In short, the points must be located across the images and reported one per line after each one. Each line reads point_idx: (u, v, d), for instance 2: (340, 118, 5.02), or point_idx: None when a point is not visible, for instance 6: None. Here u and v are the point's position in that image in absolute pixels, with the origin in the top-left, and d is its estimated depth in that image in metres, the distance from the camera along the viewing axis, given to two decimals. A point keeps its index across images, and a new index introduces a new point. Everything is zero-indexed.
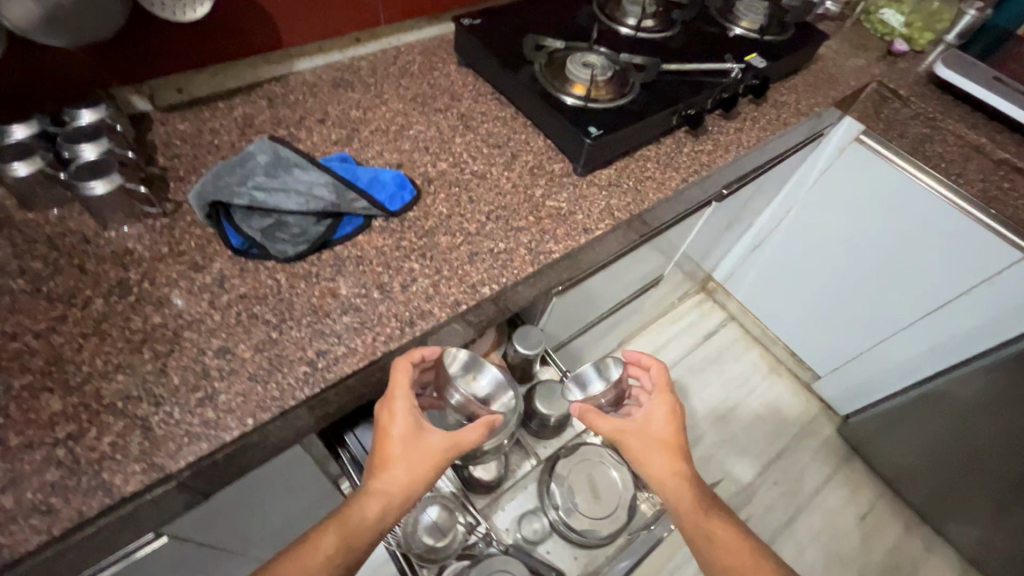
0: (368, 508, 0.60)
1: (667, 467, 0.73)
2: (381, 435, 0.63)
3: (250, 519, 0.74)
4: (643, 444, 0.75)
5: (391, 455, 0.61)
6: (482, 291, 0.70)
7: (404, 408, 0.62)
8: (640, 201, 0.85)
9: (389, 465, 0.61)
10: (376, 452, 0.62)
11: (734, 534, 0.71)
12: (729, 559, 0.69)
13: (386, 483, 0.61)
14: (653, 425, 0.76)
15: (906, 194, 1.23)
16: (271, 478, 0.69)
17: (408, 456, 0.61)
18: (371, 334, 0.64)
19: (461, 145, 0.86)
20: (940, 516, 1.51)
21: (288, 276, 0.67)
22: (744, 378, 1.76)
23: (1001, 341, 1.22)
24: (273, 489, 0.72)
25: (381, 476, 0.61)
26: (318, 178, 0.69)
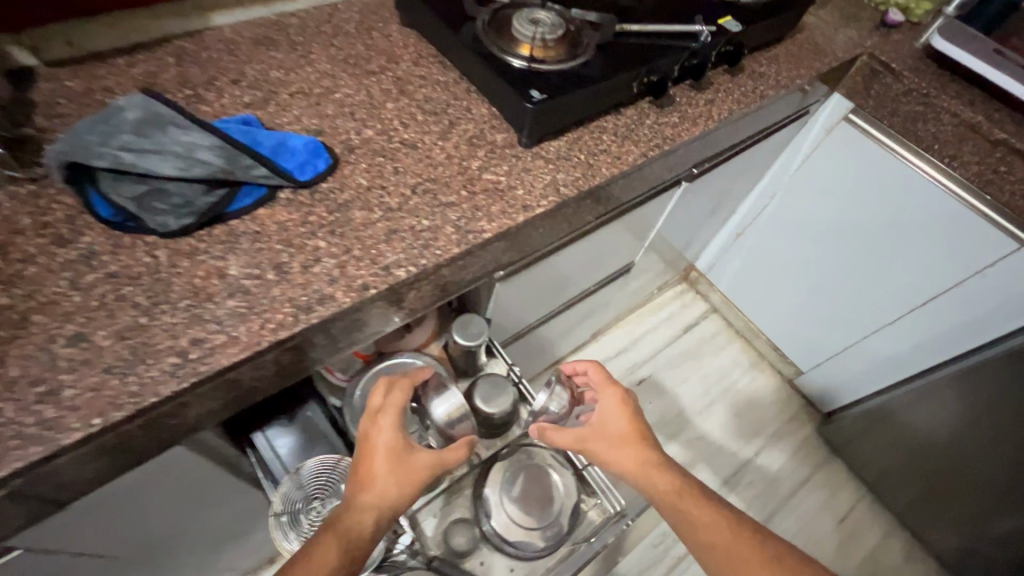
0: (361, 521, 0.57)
1: (632, 458, 0.71)
2: (365, 451, 0.62)
3: (141, 526, 0.67)
4: (604, 444, 0.73)
5: (380, 469, 0.60)
6: (396, 274, 0.61)
7: (393, 424, 0.62)
8: (591, 176, 0.76)
9: (378, 479, 0.59)
10: (360, 468, 0.60)
11: (717, 513, 0.66)
12: (718, 538, 0.64)
13: (377, 497, 0.58)
14: (609, 419, 0.74)
15: (896, 179, 1.14)
16: (154, 485, 0.61)
17: (399, 469, 0.60)
18: (259, 321, 0.55)
19: (393, 112, 0.77)
20: (921, 522, 1.44)
21: (171, 252, 0.58)
22: (724, 372, 1.69)
23: (993, 337, 1.14)
24: (164, 495, 0.64)
25: (370, 490, 0.58)
26: (203, 140, 0.60)
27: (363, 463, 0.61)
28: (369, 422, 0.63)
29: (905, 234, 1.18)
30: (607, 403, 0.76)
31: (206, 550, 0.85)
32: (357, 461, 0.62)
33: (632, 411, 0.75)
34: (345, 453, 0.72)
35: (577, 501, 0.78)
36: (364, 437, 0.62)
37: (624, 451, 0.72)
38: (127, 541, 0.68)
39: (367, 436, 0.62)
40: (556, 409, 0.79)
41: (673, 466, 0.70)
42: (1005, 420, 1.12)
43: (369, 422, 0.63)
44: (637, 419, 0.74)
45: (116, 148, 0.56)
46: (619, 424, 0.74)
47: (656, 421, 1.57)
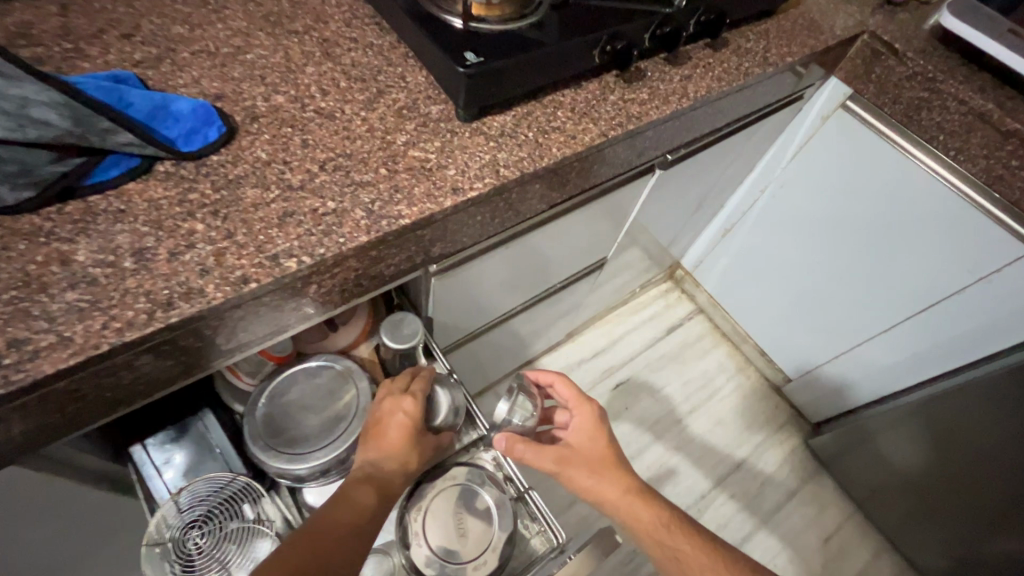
0: (390, 480, 0.59)
1: (617, 487, 0.67)
2: (387, 422, 0.62)
3: (0, 566, 0.57)
4: (587, 467, 0.69)
5: (403, 443, 0.61)
6: (286, 265, 0.51)
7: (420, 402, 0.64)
8: (539, 157, 0.65)
9: (399, 448, 0.61)
10: (379, 438, 0.61)
11: (706, 552, 0.64)
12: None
13: (402, 464, 0.61)
14: (589, 440, 0.71)
15: (894, 173, 1.04)
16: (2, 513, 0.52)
17: (418, 446, 0.62)
18: (101, 319, 0.45)
19: (312, 76, 0.66)
20: (911, 542, 1.33)
21: (6, 234, 0.48)
22: (707, 377, 1.58)
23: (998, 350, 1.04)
24: (17, 521, 0.54)
25: (393, 457, 0.60)
26: (35, 90, 0.47)
27: (381, 434, 0.62)
28: (390, 397, 0.64)
29: (904, 233, 1.07)
30: (583, 422, 0.72)
31: None
32: (370, 432, 0.62)
33: (608, 432, 0.71)
34: (243, 470, 0.63)
35: (514, 528, 0.67)
36: (384, 410, 0.63)
37: (606, 478, 0.68)
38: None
39: (388, 409, 0.63)
40: (520, 422, 0.71)
41: (657, 498, 0.67)
42: (1005, 440, 1.02)
43: (389, 398, 0.64)
44: (613, 442, 0.71)
45: None
46: (598, 447, 0.70)
47: (633, 428, 1.47)
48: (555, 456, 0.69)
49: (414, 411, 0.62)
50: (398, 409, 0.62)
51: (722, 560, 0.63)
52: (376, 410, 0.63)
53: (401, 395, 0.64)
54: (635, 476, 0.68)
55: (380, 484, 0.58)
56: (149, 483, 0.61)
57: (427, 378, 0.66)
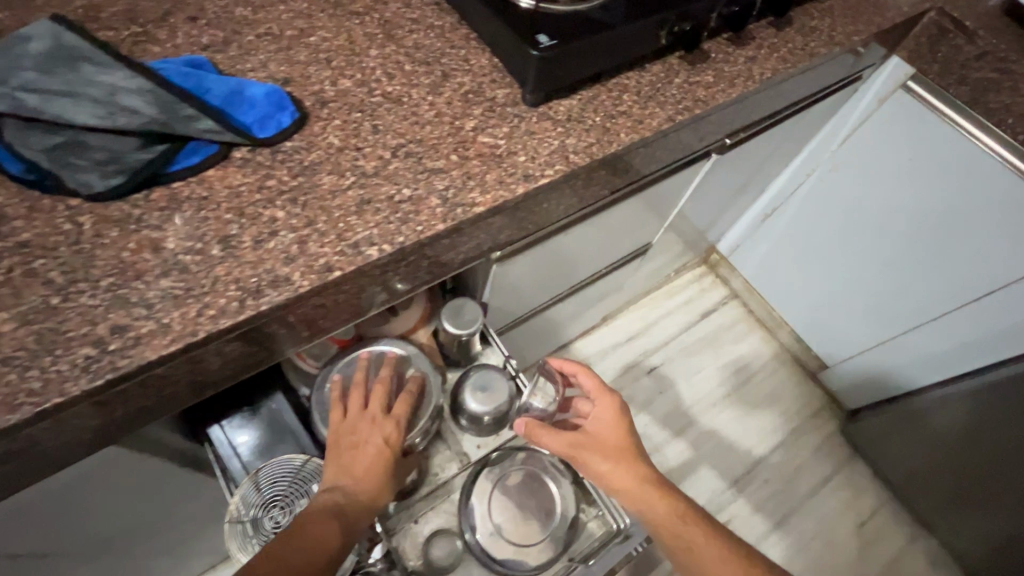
0: (359, 514, 0.57)
1: (632, 475, 0.65)
2: (364, 447, 0.60)
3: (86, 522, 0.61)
4: (601, 455, 0.66)
5: (378, 470, 0.60)
6: (367, 253, 0.51)
7: (398, 430, 0.62)
8: (607, 142, 0.64)
9: (374, 479, 0.59)
10: (356, 464, 0.59)
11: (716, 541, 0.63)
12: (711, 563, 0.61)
13: (374, 493, 0.59)
14: (607, 432, 0.67)
15: (954, 157, 1.01)
16: (94, 479, 0.55)
17: (393, 474, 0.61)
18: (196, 306, 0.46)
19: (376, 60, 0.65)
20: (944, 528, 1.33)
21: (98, 220, 0.48)
22: (742, 362, 1.57)
23: None
24: (108, 488, 0.58)
25: (364, 486, 0.58)
26: (125, 78, 0.48)
27: (355, 461, 0.59)
28: (370, 420, 0.62)
29: (959, 219, 1.05)
30: (603, 413, 0.69)
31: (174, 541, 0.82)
32: (344, 455, 0.60)
33: (629, 424, 0.68)
34: (314, 453, 0.64)
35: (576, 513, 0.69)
36: (363, 433, 0.61)
37: (620, 467, 0.65)
38: (74, 535, 0.61)
39: (368, 434, 0.61)
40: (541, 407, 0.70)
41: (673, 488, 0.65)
42: None
43: (368, 421, 0.62)
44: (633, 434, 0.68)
45: (16, 87, 0.45)
46: (615, 436, 0.67)
47: (667, 412, 1.48)
48: (568, 442, 0.67)
49: (392, 437, 0.61)
50: (379, 435, 0.61)
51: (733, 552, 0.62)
52: (354, 432, 0.61)
53: (382, 419, 0.62)
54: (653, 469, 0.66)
55: (347, 519, 0.56)
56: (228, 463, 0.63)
57: (410, 403, 0.64)
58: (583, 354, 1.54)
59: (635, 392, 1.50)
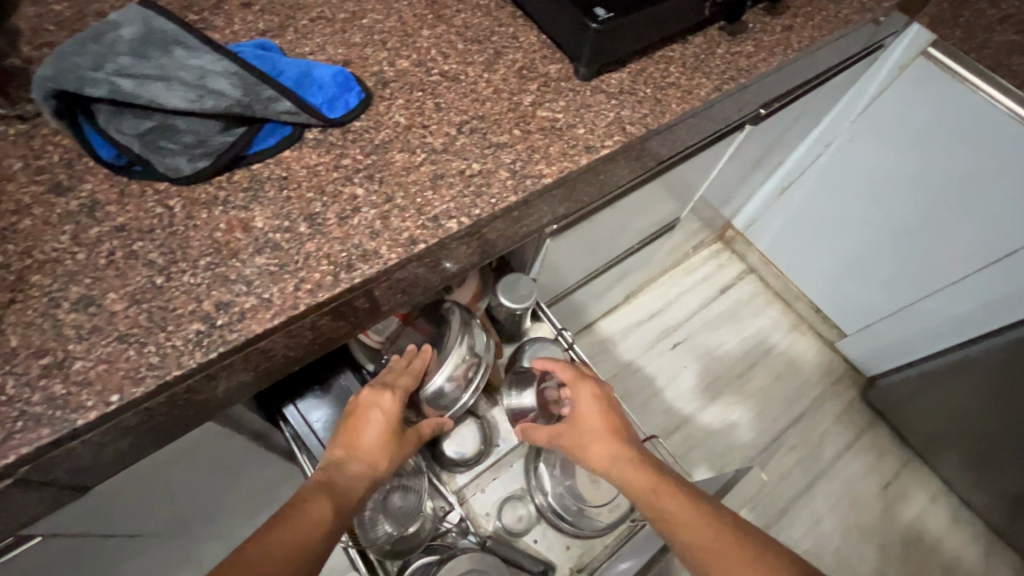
0: (353, 487, 0.54)
1: (605, 452, 0.62)
2: (362, 417, 0.59)
3: (180, 504, 0.63)
4: (579, 438, 0.64)
5: (376, 442, 0.58)
6: (447, 225, 0.53)
7: (398, 399, 0.61)
8: (660, 113, 0.65)
9: (371, 448, 0.58)
10: (352, 436, 0.58)
11: (697, 511, 0.55)
12: (692, 533, 0.53)
13: (370, 464, 0.57)
14: (583, 413, 0.65)
15: (974, 120, 0.99)
16: (179, 462, 0.55)
17: (393, 445, 0.59)
18: (293, 281, 0.47)
19: (429, 40, 0.66)
20: (967, 485, 1.37)
21: (187, 203, 0.49)
22: (762, 335, 1.60)
23: None
24: (201, 469, 0.60)
25: (361, 459, 0.57)
26: (212, 62, 0.49)
27: (355, 430, 0.59)
28: (370, 390, 0.61)
29: (979, 182, 1.03)
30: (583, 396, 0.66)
31: (247, 519, 0.85)
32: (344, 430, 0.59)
33: (610, 405, 0.65)
34: None
35: None
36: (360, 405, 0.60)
37: (596, 446, 0.62)
38: (168, 515, 0.64)
39: (366, 401, 0.60)
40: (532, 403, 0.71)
41: (653, 461, 0.60)
42: None
43: (369, 390, 0.62)
44: (615, 414, 0.65)
45: (113, 73, 0.45)
46: (594, 418, 0.64)
47: (691, 386, 1.51)
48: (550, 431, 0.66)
49: (390, 404, 0.60)
50: (375, 404, 0.60)
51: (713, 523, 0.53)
52: (353, 404, 0.61)
53: (382, 388, 0.61)
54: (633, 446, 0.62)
55: (340, 490, 0.53)
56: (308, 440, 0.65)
57: (413, 375, 0.63)
58: (607, 333, 1.56)
59: (660, 368, 1.53)
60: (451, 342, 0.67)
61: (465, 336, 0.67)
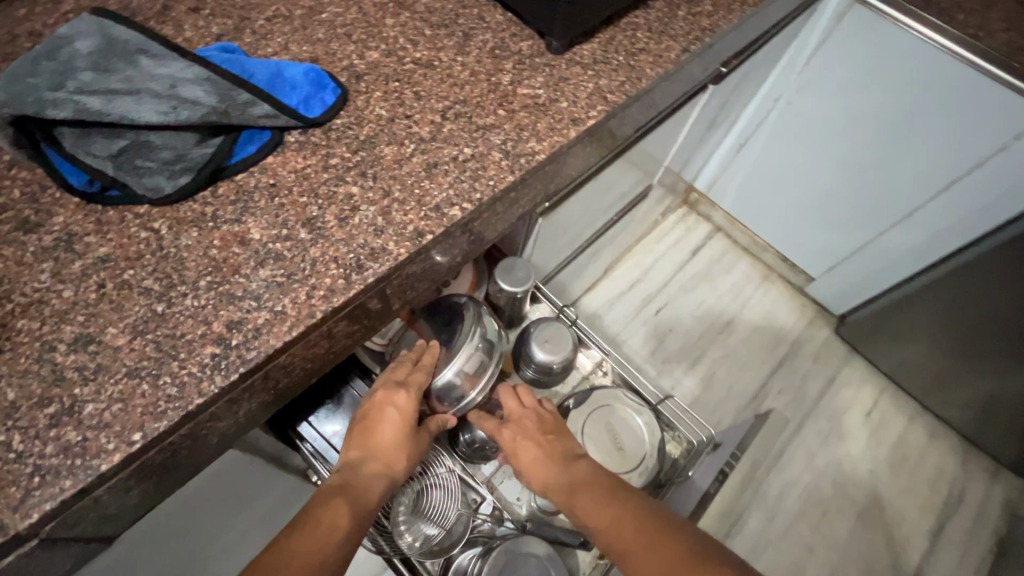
0: (369, 490, 0.52)
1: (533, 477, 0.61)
2: (375, 416, 0.58)
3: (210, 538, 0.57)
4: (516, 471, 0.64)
5: (391, 440, 0.57)
6: (450, 213, 0.52)
7: (412, 397, 0.59)
8: (636, 79, 0.66)
9: (387, 448, 0.56)
10: (367, 436, 0.56)
11: (602, 507, 0.53)
12: (601, 532, 0.51)
13: (386, 466, 0.56)
14: (508, 444, 0.64)
15: (909, 60, 1.01)
16: (217, 486, 0.53)
17: (410, 443, 0.58)
18: (303, 289, 0.45)
19: (395, 28, 0.64)
20: (938, 401, 1.47)
21: (173, 223, 0.46)
22: (737, 289, 1.65)
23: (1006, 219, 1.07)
24: (228, 486, 0.55)
25: (377, 461, 0.55)
26: (182, 70, 0.46)
27: (370, 429, 0.57)
28: (382, 387, 0.59)
29: (919, 118, 1.06)
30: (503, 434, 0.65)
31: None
32: (359, 430, 0.57)
33: (523, 436, 0.64)
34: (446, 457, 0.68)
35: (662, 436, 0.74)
36: (375, 402, 0.58)
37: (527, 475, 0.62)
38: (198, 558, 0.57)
39: (381, 400, 0.58)
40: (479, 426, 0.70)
41: (568, 471, 0.59)
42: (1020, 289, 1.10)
43: (382, 388, 0.60)
44: (534, 438, 0.64)
45: (74, 92, 0.42)
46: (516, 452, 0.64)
47: (677, 349, 1.55)
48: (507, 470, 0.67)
49: (403, 402, 0.58)
50: (389, 402, 0.58)
51: (614, 516, 0.51)
52: (367, 403, 0.59)
53: (395, 386, 0.60)
54: (558, 460, 0.61)
55: (355, 493, 0.51)
56: (326, 455, 0.63)
57: (427, 371, 0.61)
58: (590, 308, 1.58)
59: (644, 336, 1.56)
60: (464, 334, 0.65)
61: (475, 325, 0.66)
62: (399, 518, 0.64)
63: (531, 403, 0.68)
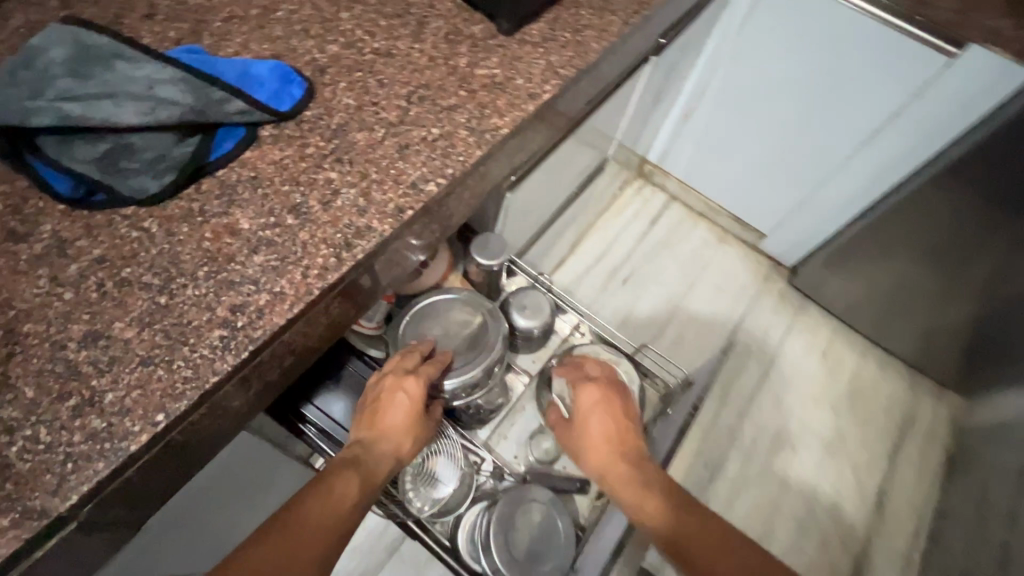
0: (377, 471, 0.57)
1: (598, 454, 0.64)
2: (386, 400, 0.61)
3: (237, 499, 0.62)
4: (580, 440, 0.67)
5: (401, 424, 0.60)
6: (427, 189, 0.55)
7: (421, 382, 0.63)
8: (583, 53, 0.70)
9: (397, 430, 0.60)
10: (379, 419, 0.60)
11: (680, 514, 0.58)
12: (673, 535, 0.56)
13: (395, 448, 0.59)
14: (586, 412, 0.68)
15: (828, 21, 1.09)
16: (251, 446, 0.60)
17: (416, 428, 0.62)
18: (299, 271, 0.48)
19: (351, 21, 0.66)
20: (887, 336, 1.59)
21: (162, 221, 0.48)
22: (697, 253, 1.73)
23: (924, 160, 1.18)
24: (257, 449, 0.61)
25: (386, 444, 0.59)
26: (158, 72, 0.49)
27: (380, 412, 0.60)
28: (393, 374, 0.62)
29: (843, 74, 1.15)
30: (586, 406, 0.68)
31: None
32: (370, 412, 0.61)
33: (608, 415, 0.67)
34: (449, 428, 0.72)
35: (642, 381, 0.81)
36: (386, 387, 0.62)
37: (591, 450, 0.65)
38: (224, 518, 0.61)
39: (392, 386, 0.62)
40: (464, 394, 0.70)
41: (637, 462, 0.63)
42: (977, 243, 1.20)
43: (391, 374, 0.63)
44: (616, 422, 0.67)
45: (56, 99, 0.45)
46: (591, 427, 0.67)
47: (645, 315, 1.63)
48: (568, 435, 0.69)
49: (414, 391, 0.61)
50: (400, 389, 0.61)
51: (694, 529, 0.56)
52: (378, 386, 0.62)
53: (404, 373, 0.63)
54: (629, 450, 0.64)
55: (366, 473, 0.55)
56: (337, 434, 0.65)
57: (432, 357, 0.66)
58: (561, 285, 1.64)
59: (614, 305, 1.63)
60: (487, 335, 0.71)
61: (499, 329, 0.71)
62: (405, 485, 0.67)
63: (616, 380, 0.71)
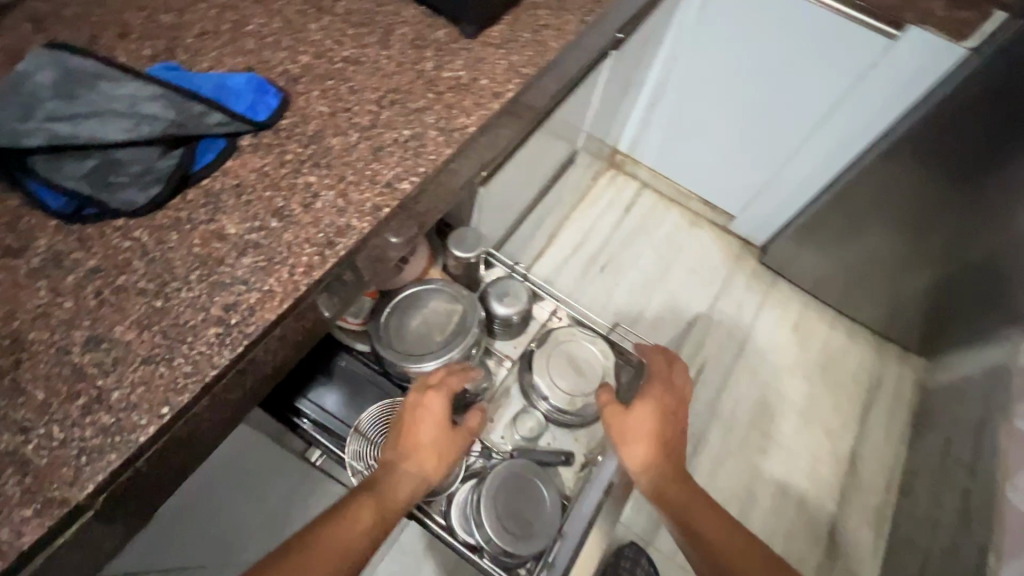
0: (398, 492, 0.59)
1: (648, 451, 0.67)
2: (413, 419, 0.64)
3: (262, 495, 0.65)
4: (634, 432, 0.68)
5: (427, 443, 0.63)
6: (402, 187, 0.59)
7: (444, 398, 0.65)
8: (543, 52, 0.74)
9: (423, 448, 0.63)
10: (408, 441, 0.63)
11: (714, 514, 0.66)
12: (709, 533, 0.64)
13: (422, 468, 0.62)
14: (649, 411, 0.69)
15: (777, 9, 1.15)
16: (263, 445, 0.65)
17: (443, 446, 0.64)
18: (286, 270, 0.51)
19: (319, 31, 0.69)
20: (854, 307, 1.67)
21: (152, 231, 0.51)
22: (671, 237, 1.79)
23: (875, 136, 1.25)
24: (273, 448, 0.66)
25: (411, 464, 0.61)
26: (139, 89, 0.52)
27: (410, 432, 0.63)
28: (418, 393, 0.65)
29: (795, 58, 1.21)
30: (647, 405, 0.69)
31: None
32: (402, 432, 0.64)
33: (664, 417, 0.69)
34: None
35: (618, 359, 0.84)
36: (413, 407, 0.65)
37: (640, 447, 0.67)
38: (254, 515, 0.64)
39: (416, 405, 0.65)
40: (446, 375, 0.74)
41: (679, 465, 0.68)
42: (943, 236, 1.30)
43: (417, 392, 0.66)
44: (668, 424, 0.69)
45: (45, 120, 0.48)
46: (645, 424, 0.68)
47: (624, 300, 1.68)
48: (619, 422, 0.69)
49: (435, 410, 0.64)
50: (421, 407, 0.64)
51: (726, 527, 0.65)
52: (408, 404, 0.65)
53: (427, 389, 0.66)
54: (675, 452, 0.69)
55: (383, 497, 0.58)
56: (331, 425, 0.71)
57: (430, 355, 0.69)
58: (541, 276, 1.68)
59: (593, 293, 1.68)
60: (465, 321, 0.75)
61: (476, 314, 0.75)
62: None
63: (670, 381, 0.73)
